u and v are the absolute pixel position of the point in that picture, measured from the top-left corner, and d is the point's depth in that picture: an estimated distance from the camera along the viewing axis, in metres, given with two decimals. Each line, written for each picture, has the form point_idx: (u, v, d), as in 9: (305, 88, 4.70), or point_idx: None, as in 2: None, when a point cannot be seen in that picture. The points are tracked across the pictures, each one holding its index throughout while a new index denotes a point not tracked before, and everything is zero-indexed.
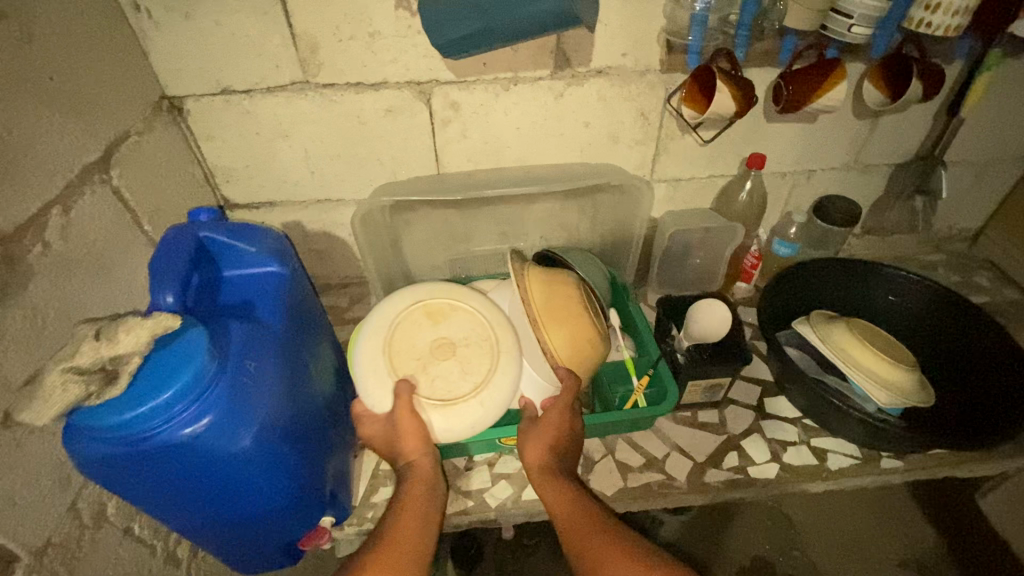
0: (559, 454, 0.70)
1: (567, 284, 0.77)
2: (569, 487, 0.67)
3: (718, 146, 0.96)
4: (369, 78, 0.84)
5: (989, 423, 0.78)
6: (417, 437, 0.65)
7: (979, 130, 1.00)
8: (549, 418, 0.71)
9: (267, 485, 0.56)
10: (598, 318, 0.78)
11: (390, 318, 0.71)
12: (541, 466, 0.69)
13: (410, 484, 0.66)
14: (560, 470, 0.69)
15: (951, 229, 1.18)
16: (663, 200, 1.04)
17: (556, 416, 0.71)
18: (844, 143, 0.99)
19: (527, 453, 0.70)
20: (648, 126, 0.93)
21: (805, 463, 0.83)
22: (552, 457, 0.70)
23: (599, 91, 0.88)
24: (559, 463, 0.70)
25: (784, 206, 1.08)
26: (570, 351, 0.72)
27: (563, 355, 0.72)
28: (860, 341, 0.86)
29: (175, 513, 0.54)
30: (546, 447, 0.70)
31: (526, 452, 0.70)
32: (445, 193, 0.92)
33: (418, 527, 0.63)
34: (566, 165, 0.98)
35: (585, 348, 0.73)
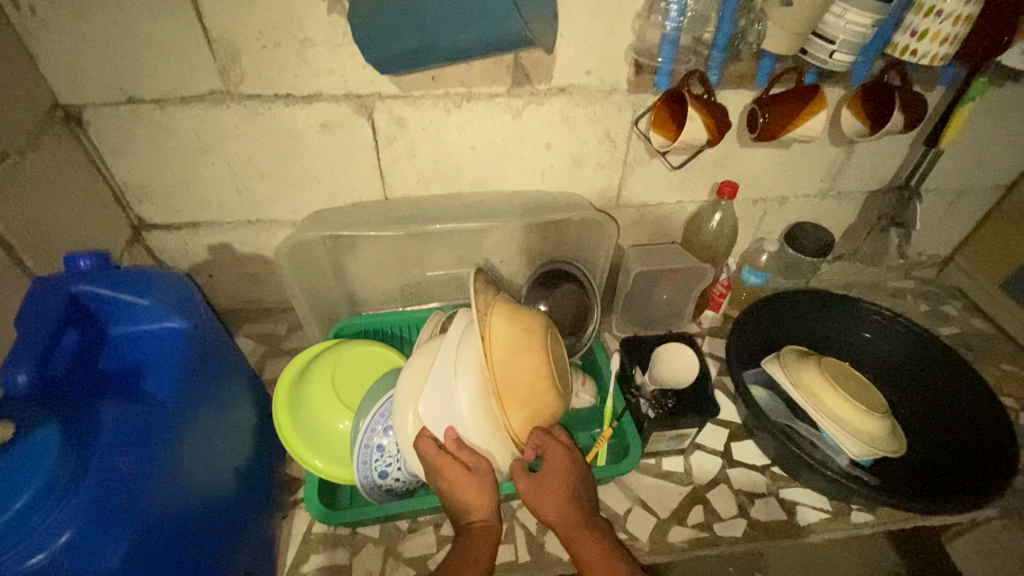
0: (574, 499, 0.65)
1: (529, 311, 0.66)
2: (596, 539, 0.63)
3: (689, 171, 0.90)
4: (301, 89, 0.74)
5: (960, 481, 0.75)
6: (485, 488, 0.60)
7: (956, 158, 0.96)
8: (555, 463, 0.64)
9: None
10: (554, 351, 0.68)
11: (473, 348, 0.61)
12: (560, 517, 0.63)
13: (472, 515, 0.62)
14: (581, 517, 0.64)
15: (922, 255, 1.15)
16: (631, 226, 0.97)
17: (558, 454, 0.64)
18: (819, 171, 0.94)
19: (542, 506, 0.64)
20: (615, 149, 0.86)
21: (772, 518, 0.78)
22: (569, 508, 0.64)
23: (562, 111, 0.80)
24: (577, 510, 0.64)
25: (756, 232, 1.03)
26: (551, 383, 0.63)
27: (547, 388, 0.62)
28: (833, 388, 0.81)
29: None
30: (560, 497, 0.64)
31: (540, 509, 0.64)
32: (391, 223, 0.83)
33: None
34: (526, 188, 0.90)
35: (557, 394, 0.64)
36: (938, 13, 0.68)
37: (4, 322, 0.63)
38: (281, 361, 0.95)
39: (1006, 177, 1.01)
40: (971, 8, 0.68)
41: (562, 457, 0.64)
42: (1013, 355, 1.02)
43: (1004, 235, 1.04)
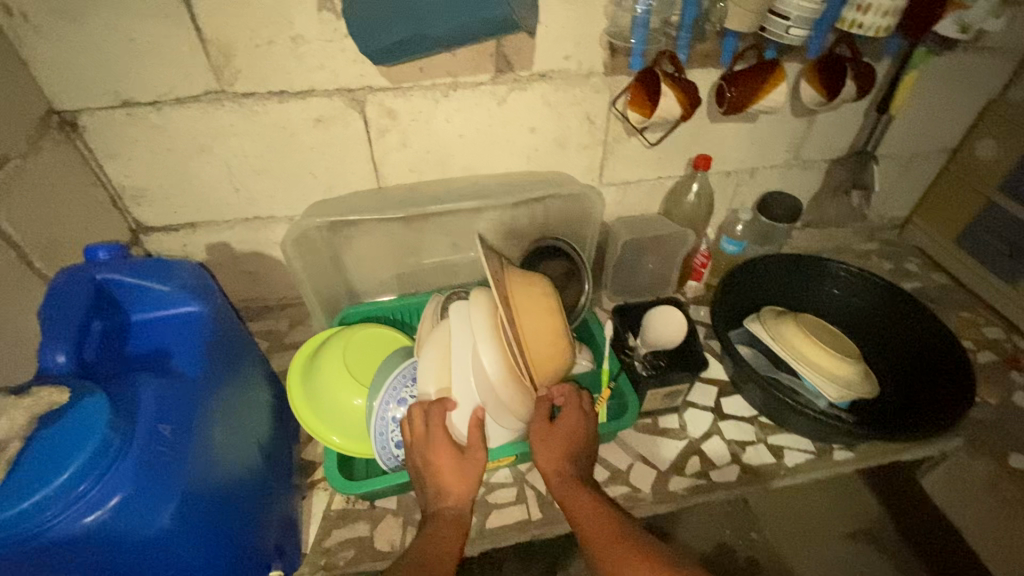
0: (572, 458, 0.72)
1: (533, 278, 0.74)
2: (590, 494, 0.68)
3: (666, 148, 0.96)
4: (294, 86, 0.77)
5: (928, 413, 0.81)
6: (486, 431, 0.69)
7: (906, 123, 1.04)
8: (562, 427, 0.73)
9: (189, 559, 0.49)
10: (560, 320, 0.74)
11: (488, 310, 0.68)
12: (558, 471, 0.71)
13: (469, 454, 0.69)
14: (577, 477, 0.70)
15: (883, 218, 1.23)
16: (614, 204, 1.03)
17: (571, 420, 0.74)
18: (784, 142, 1.01)
19: (542, 457, 0.72)
20: (595, 130, 0.91)
21: (762, 463, 0.84)
22: (567, 463, 0.71)
23: (543, 95, 0.85)
24: (575, 469, 0.71)
25: (730, 204, 1.10)
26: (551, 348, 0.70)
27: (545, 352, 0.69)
28: (809, 338, 0.87)
29: None
30: (560, 452, 0.72)
31: (539, 459, 0.72)
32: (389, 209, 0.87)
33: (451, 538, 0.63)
34: (514, 172, 0.94)
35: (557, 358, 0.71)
36: None
37: (20, 323, 0.64)
38: (285, 354, 0.97)
39: (951, 140, 1.10)
40: None
41: (574, 420, 0.74)
42: (969, 303, 1.10)
43: (954, 193, 1.13)
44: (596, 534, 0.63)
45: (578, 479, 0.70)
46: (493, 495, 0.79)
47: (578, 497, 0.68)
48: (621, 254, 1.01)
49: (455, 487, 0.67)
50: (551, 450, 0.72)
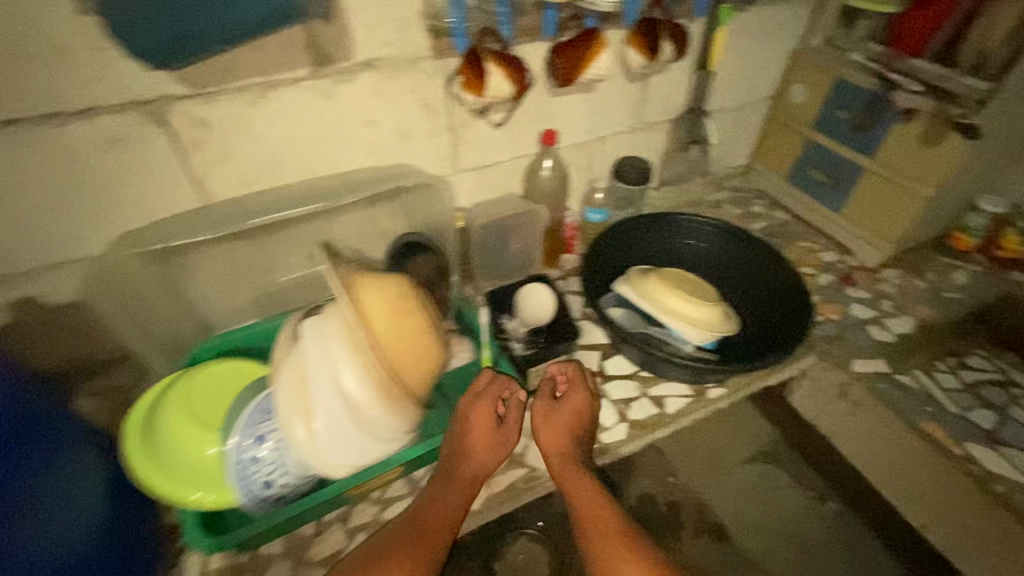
0: (579, 441, 0.77)
1: (392, 281, 0.70)
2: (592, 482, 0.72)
3: (513, 125, 0.95)
4: (70, 104, 0.66)
5: (778, 334, 0.91)
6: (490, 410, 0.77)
7: (728, 77, 1.12)
8: (569, 405, 0.78)
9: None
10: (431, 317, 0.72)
11: (342, 323, 0.65)
12: (559, 453, 0.75)
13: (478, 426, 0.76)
14: (578, 462, 0.74)
15: (727, 167, 1.33)
16: (474, 188, 1.01)
17: (573, 402, 0.79)
18: (625, 107, 1.05)
19: (545, 437, 0.77)
20: (437, 116, 0.88)
21: (648, 415, 0.87)
22: (573, 444, 0.76)
23: (373, 85, 0.81)
24: (578, 452, 0.76)
25: (589, 173, 1.12)
26: (422, 350, 0.68)
27: (415, 356, 0.67)
28: (671, 290, 0.93)
29: None
30: (564, 433, 0.77)
31: (541, 438, 0.77)
32: (221, 226, 0.84)
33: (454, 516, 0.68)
34: (360, 170, 0.90)
35: (433, 359, 0.69)
36: None
37: None
38: None
39: (770, 89, 1.21)
40: None
41: (580, 400, 0.79)
42: (806, 233, 1.23)
43: (780, 136, 1.25)
44: (589, 525, 0.68)
45: (577, 463, 0.75)
46: (388, 511, 0.74)
47: (579, 481, 0.73)
48: (483, 239, 1.00)
49: (484, 449, 0.75)
50: (560, 430, 0.77)
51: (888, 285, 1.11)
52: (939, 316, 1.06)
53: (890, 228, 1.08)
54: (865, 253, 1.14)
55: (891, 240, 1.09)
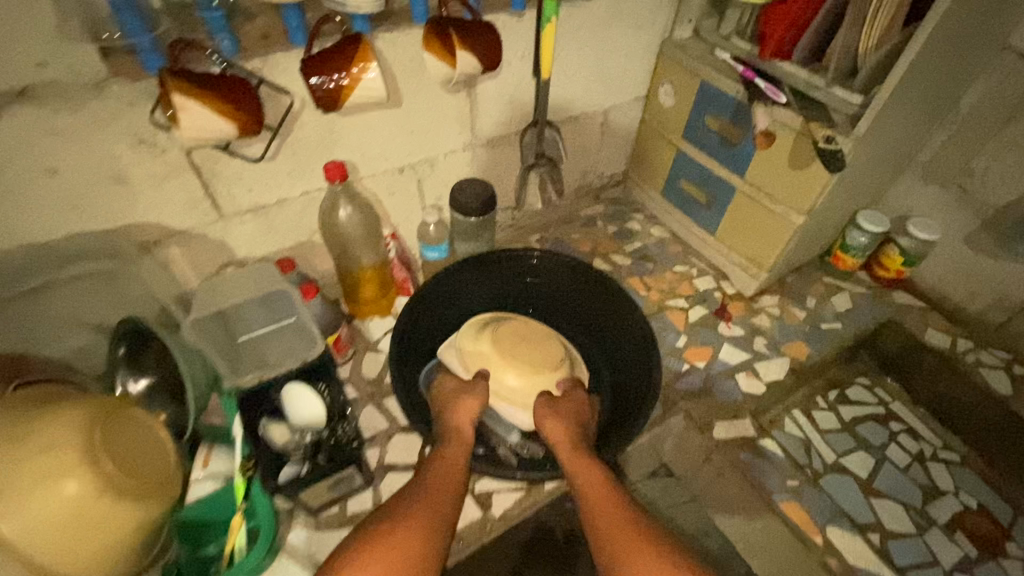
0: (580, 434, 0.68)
1: (62, 414, 0.51)
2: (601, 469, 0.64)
3: (290, 157, 0.73)
4: None
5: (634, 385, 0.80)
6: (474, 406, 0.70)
7: (582, 79, 0.94)
8: (571, 400, 0.73)
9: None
10: (129, 462, 0.54)
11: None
12: (568, 442, 0.67)
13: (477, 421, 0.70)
14: (586, 450, 0.66)
15: (601, 177, 1.17)
16: (258, 234, 0.79)
17: (574, 404, 0.72)
18: (451, 123, 0.85)
19: (549, 428, 0.68)
20: (166, 154, 0.65)
21: (468, 522, 0.71)
22: (576, 435, 0.68)
23: (37, 122, 0.56)
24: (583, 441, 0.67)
25: (421, 202, 0.93)
26: (96, 519, 0.50)
27: (84, 530, 0.49)
28: (504, 360, 0.76)
29: None
30: (569, 424, 0.69)
31: (546, 428, 0.68)
32: None
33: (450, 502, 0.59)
34: (64, 233, 0.65)
35: (118, 525, 0.51)
36: None
37: None
38: None
39: (640, 88, 1.04)
40: None
41: (579, 401, 0.73)
42: (683, 255, 1.09)
43: (653, 143, 1.09)
44: (608, 519, 0.58)
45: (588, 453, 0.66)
46: None
47: (597, 472, 0.63)
48: (248, 310, 0.81)
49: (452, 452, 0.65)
50: (556, 422, 0.69)
51: (765, 318, 0.99)
52: (816, 352, 0.95)
53: (765, 257, 0.95)
54: (743, 280, 1.01)
55: (766, 269, 0.96)
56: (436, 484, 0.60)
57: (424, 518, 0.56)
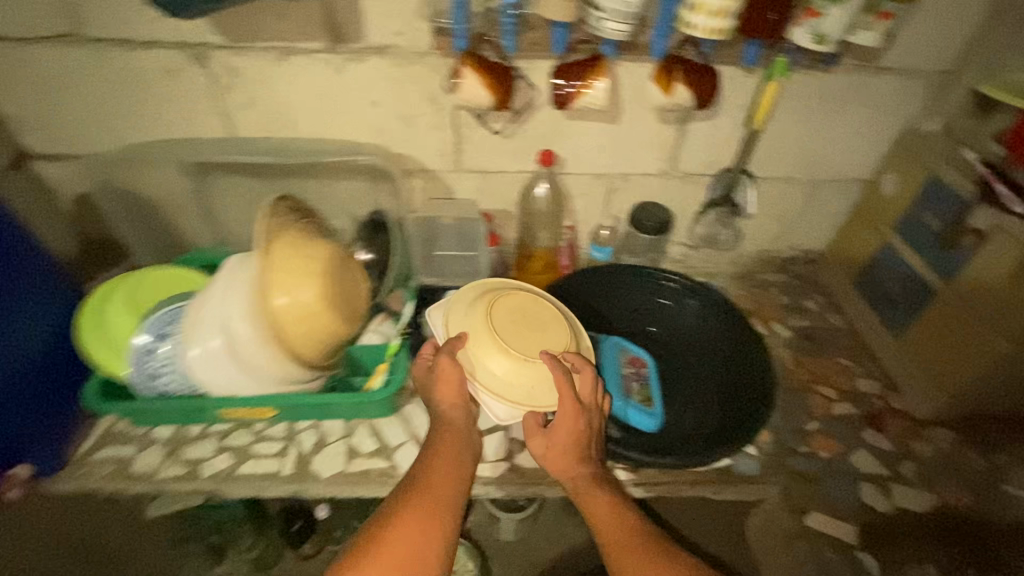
0: (585, 458, 0.72)
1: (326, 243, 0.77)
2: (607, 494, 0.71)
3: (518, 139, 0.94)
4: (139, 36, 0.83)
5: (742, 402, 0.84)
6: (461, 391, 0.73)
7: (800, 146, 0.96)
8: (563, 412, 0.71)
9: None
10: (350, 292, 0.78)
11: (252, 272, 0.74)
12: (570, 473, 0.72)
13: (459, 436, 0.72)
14: (591, 478, 0.72)
15: (794, 249, 1.14)
16: (475, 189, 1.02)
17: (569, 414, 0.71)
18: (655, 150, 0.96)
19: (551, 462, 0.72)
20: (441, 111, 0.91)
21: (535, 466, 0.81)
22: (577, 464, 0.72)
23: (381, 70, 0.86)
24: (589, 468, 0.72)
25: (607, 210, 1.06)
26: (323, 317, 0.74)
27: (315, 322, 0.73)
28: (489, 334, 0.74)
29: None
30: (568, 455, 0.72)
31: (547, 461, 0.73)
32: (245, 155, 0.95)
33: (448, 493, 0.67)
34: (364, 145, 0.96)
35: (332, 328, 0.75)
36: None
37: None
38: None
39: (864, 172, 1.01)
40: None
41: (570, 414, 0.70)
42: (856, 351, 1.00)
43: (866, 228, 1.03)
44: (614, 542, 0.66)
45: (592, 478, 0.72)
46: (257, 445, 0.82)
47: (602, 500, 0.70)
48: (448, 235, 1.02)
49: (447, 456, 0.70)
50: (556, 448, 0.72)
51: (928, 447, 0.86)
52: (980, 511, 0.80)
53: (954, 376, 0.85)
54: (914, 398, 0.90)
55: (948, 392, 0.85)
56: (436, 483, 0.67)
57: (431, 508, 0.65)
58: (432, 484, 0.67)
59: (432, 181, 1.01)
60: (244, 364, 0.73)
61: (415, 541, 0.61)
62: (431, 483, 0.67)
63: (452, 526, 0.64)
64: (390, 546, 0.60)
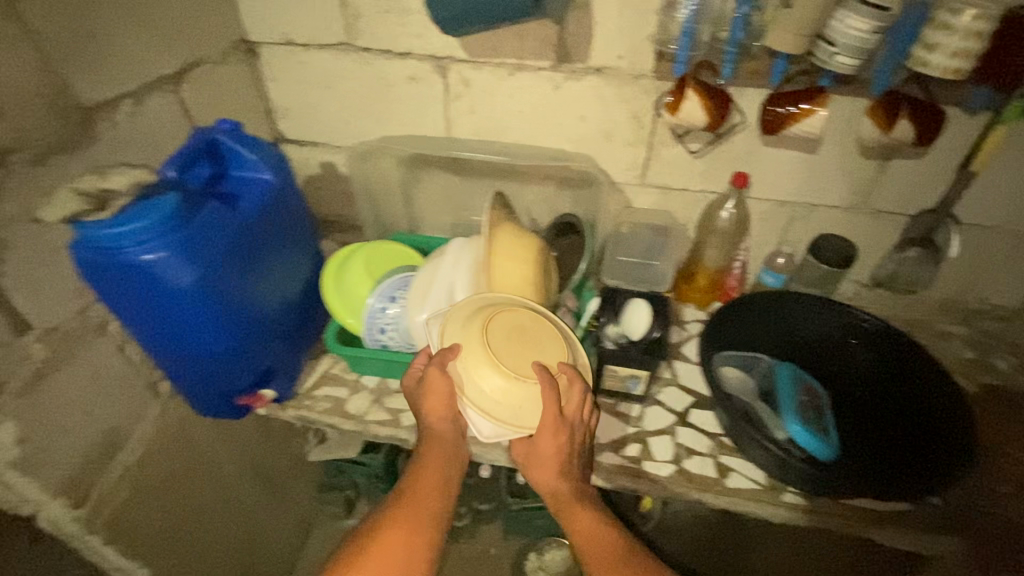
0: (567, 475, 0.77)
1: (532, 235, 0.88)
2: (587, 511, 0.75)
3: (710, 161, 0.99)
4: (398, 48, 0.98)
5: (933, 457, 0.81)
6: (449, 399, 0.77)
7: (1014, 196, 0.92)
8: (543, 431, 0.75)
9: (216, 313, 0.70)
10: (547, 281, 0.88)
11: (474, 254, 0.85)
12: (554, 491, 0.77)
13: (432, 450, 0.78)
14: (569, 498, 0.76)
15: (982, 303, 1.08)
16: (653, 205, 1.08)
17: (546, 433, 0.75)
18: (848, 184, 0.97)
19: (539, 478, 0.78)
20: (642, 129, 0.98)
21: (702, 473, 0.84)
22: (561, 483, 0.77)
23: (595, 88, 0.95)
24: (569, 487, 0.77)
25: (781, 238, 1.07)
26: (527, 299, 0.83)
27: (521, 301, 0.83)
28: (483, 346, 0.76)
29: (153, 334, 0.71)
30: (553, 474, 0.77)
31: (536, 479, 0.78)
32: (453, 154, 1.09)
33: (433, 505, 0.74)
34: (562, 154, 1.05)
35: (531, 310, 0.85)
36: (949, 27, 0.72)
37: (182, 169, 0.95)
38: None
39: None
40: (981, 25, 0.72)
41: (551, 432, 0.74)
42: None
43: None
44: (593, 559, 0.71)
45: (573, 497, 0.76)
46: None
47: (582, 519, 0.75)
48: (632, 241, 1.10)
49: (433, 463, 0.77)
50: (543, 466, 0.77)
51: None
52: None
53: None
54: None
55: None
56: (423, 491, 0.74)
57: (414, 518, 0.72)
58: (423, 492, 0.74)
59: (614, 193, 1.08)
60: None
61: (404, 548, 0.69)
62: (421, 493, 0.74)
63: (437, 532, 0.72)
64: (381, 553, 0.68)
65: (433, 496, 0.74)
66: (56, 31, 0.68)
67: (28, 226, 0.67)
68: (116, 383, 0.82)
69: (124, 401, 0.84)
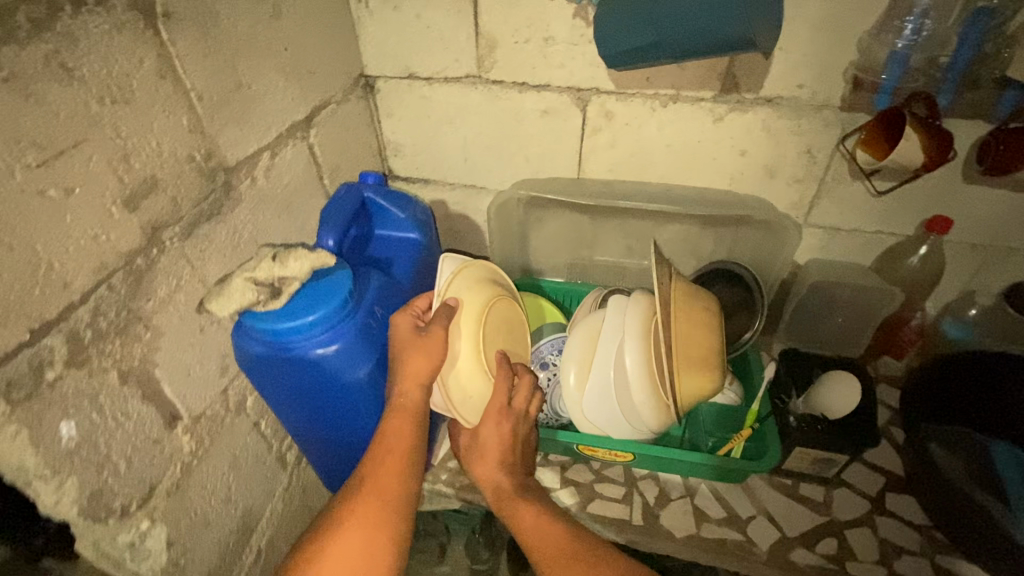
0: (510, 467, 0.68)
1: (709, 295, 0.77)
2: (532, 505, 0.64)
3: (895, 200, 0.86)
4: (535, 79, 0.89)
5: None
6: (433, 364, 0.61)
7: None
8: (484, 415, 0.67)
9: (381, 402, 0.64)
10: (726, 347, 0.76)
11: (645, 313, 0.73)
12: (497, 489, 0.67)
13: (390, 419, 0.60)
14: (519, 491, 0.66)
15: None
16: (815, 248, 0.95)
17: (490, 418, 0.67)
18: None
19: (478, 471, 0.69)
20: (814, 166, 0.86)
21: None
22: (504, 476, 0.67)
23: (764, 120, 0.83)
24: (512, 479, 0.67)
25: (966, 284, 0.93)
26: (706, 368, 0.71)
27: (701, 371, 0.70)
28: (477, 321, 0.66)
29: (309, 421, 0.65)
30: (494, 464, 0.67)
31: (478, 475, 0.68)
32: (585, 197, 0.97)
33: (398, 486, 0.57)
34: (711, 192, 0.94)
35: (711, 380, 0.71)
36: None
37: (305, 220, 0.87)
38: None
39: None
40: None
41: (495, 416, 0.66)
42: None
43: None
44: (544, 555, 0.57)
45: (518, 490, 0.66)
46: (601, 486, 0.82)
47: (526, 510, 0.63)
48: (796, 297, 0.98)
49: (399, 433, 0.59)
50: (487, 454, 0.68)
51: None
52: None
53: None
54: None
55: None
56: (380, 464, 0.58)
57: (376, 505, 0.55)
58: (383, 466, 0.58)
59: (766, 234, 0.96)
60: (623, 402, 0.72)
61: (368, 537, 0.53)
62: (381, 473, 0.57)
63: (405, 520, 0.56)
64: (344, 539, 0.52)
65: (399, 469, 0.58)
66: (205, 84, 0.61)
67: (178, 307, 0.59)
68: (252, 463, 0.75)
69: (258, 481, 0.76)
